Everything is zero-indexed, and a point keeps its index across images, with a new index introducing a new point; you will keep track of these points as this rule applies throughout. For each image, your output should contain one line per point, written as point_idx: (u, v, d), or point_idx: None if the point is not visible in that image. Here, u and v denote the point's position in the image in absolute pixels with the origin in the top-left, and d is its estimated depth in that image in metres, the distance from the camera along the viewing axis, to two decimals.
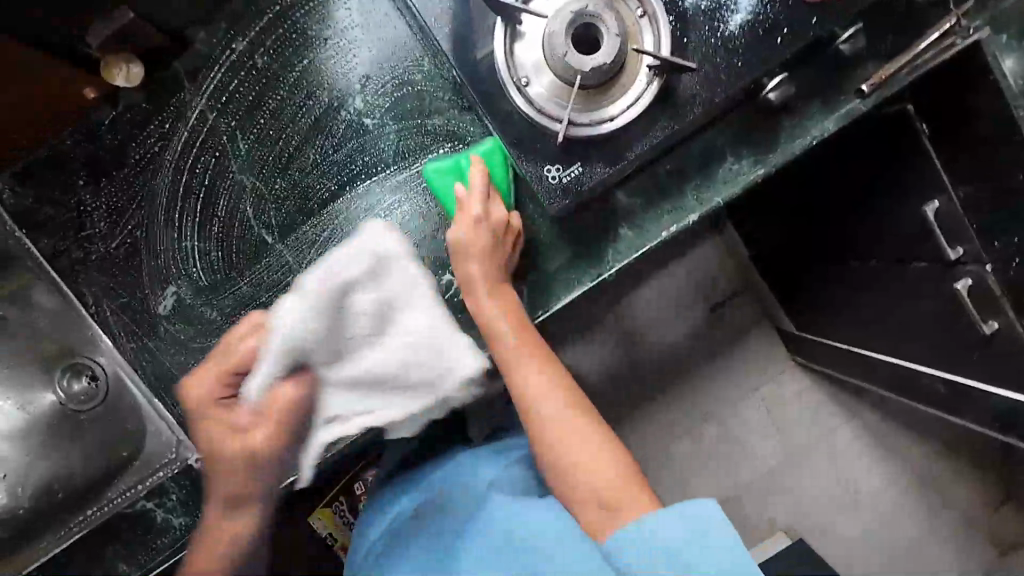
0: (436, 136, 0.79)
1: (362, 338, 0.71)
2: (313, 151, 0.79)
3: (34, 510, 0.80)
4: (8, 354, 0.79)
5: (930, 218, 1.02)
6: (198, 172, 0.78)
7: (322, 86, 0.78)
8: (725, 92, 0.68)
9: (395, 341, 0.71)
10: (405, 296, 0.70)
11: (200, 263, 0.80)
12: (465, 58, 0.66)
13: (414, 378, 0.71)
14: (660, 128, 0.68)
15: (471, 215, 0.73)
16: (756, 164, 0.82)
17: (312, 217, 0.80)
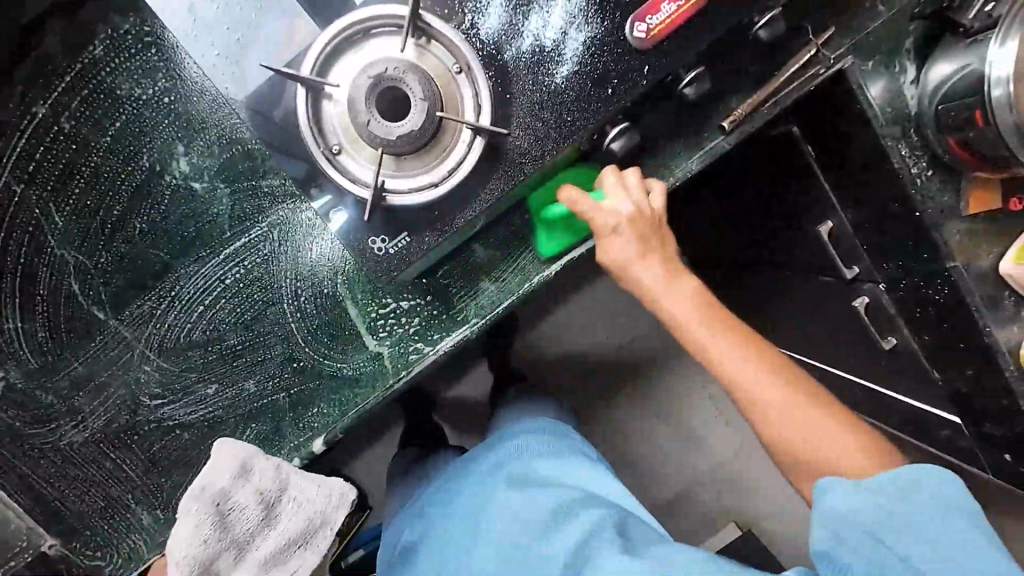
0: (274, 197, 0.74)
1: (242, 537, 0.76)
2: (140, 219, 0.73)
3: None
4: None
5: (824, 239, 0.98)
6: (12, 249, 0.72)
7: (140, 149, 0.72)
8: (557, 148, 0.64)
9: (268, 520, 0.78)
10: (260, 486, 0.75)
11: (28, 345, 0.75)
12: (266, 126, 0.60)
13: (298, 537, 0.80)
14: (489, 191, 0.64)
15: (611, 217, 0.70)
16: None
17: (148, 289, 0.75)
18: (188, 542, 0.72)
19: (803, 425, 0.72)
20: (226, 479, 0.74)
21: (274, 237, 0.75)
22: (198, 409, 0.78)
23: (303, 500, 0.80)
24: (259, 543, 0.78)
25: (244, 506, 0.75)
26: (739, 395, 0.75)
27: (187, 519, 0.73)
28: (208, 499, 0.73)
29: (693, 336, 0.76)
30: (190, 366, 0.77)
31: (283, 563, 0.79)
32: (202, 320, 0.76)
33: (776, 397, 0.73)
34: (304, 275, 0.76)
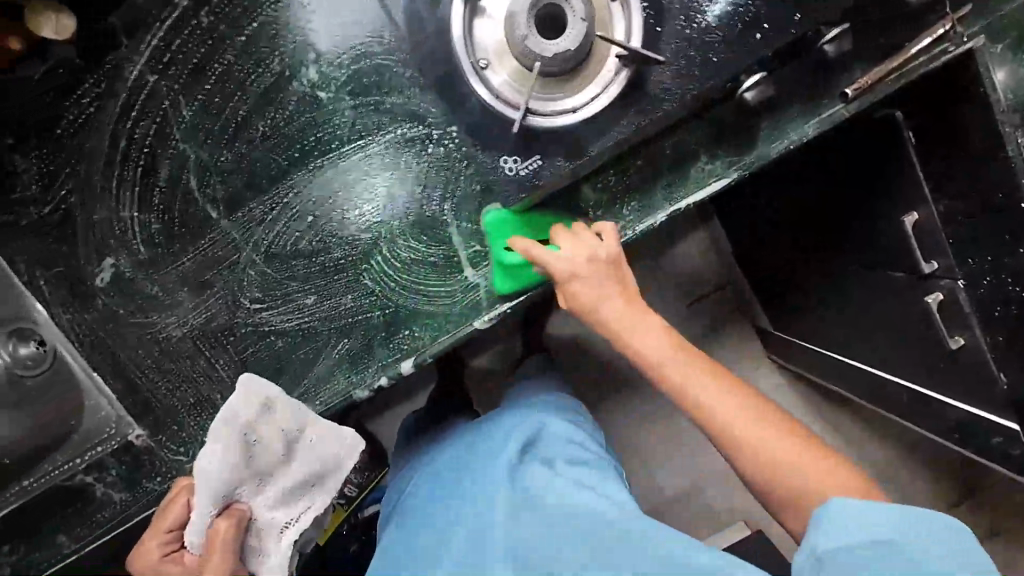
0: (394, 115, 0.75)
1: (262, 471, 0.79)
2: (263, 123, 0.74)
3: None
4: None
5: (908, 231, 0.97)
6: (138, 137, 0.73)
7: (272, 52, 0.72)
8: (699, 88, 0.64)
9: (287, 457, 0.80)
10: (285, 425, 0.78)
11: (141, 235, 0.76)
12: None
13: (313, 476, 0.83)
14: (626, 123, 0.64)
15: (563, 263, 0.72)
16: (730, 167, 0.78)
17: (262, 193, 0.76)
18: (212, 474, 0.75)
19: (759, 428, 0.74)
20: (252, 413, 0.75)
21: (389, 156, 0.76)
22: (295, 317, 0.79)
23: (319, 443, 0.81)
24: (275, 480, 0.81)
25: (270, 442, 0.78)
26: (714, 417, 0.75)
27: (215, 454, 0.75)
28: (235, 438, 0.75)
29: (637, 345, 0.77)
30: (292, 275, 0.78)
31: (296, 496, 0.83)
32: (309, 232, 0.77)
33: (733, 428, 0.75)
34: (413, 198, 0.77)
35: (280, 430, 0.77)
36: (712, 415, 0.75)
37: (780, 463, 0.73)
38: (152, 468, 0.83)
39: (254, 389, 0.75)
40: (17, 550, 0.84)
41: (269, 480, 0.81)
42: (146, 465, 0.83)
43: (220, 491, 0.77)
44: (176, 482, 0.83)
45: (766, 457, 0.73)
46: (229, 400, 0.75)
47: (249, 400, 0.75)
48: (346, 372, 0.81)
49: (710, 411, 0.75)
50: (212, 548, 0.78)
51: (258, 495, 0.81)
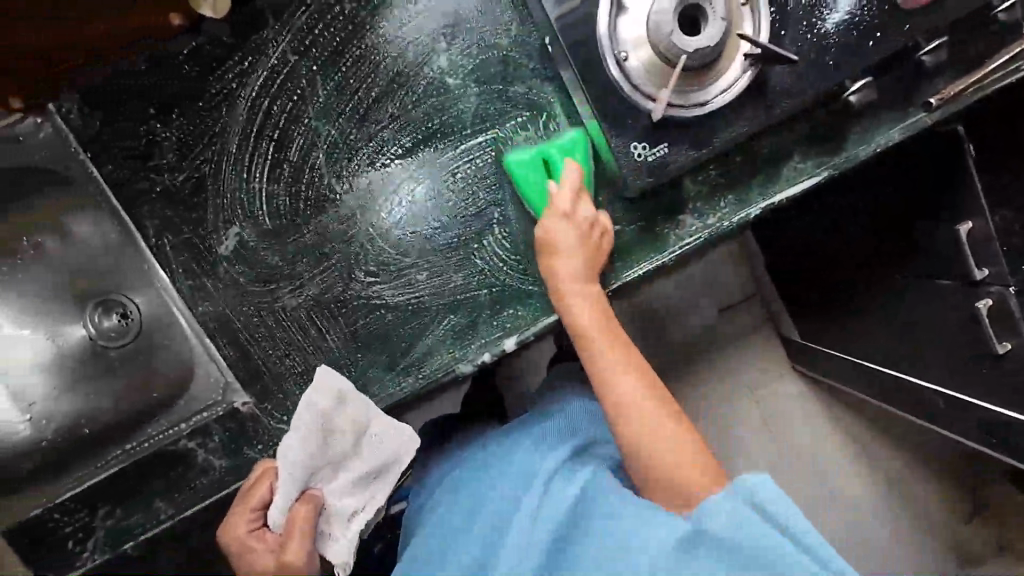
0: (515, 103, 0.80)
1: (333, 464, 0.78)
2: (393, 105, 0.78)
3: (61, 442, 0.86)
4: (41, 295, 0.85)
5: (961, 239, 0.88)
6: (275, 113, 0.77)
7: (408, 39, 0.77)
8: (814, 88, 0.69)
9: (357, 451, 0.79)
10: (356, 418, 0.77)
11: (267, 206, 0.79)
12: (570, 25, 0.67)
13: (379, 468, 0.81)
14: (747, 118, 0.70)
15: (558, 210, 0.76)
16: (820, 167, 0.84)
17: (386, 172, 0.80)
18: (291, 464, 0.74)
19: (656, 429, 0.71)
20: (328, 402, 0.75)
21: (508, 142, 0.80)
22: (406, 291, 0.83)
23: (384, 438, 0.80)
24: (344, 469, 0.79)
25: (342, 434, 0.77)
26: (615, 400, 0.73)
27: (296, 445, 0.74)
28: (310, 432, 0.74)
29: (605, 355, 0.74)
30: (406, 251, 0.82)
31: (364, 487, 0.80)
32: (427, 210, 0.81)
33: (630, 422, 0.72)
34: None
35: (353, 423, 0.77)
36: (621, 409, 0.72)
37: (660, 455, 0.70)
38: (255, 436, 0.85)
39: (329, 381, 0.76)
40: (113, 512, 0.85)
41: (338, 470, 0.79)
42: (249, 432, 0.85)
43: (296, 483, 0.75)
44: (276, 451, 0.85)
45: (654, 457, 0.70)
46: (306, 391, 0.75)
47: (324, 391, 0.75)
48: (450, 348, 0.84)
49: (611, 387, 0.73)
50: (293, 536, 0.74)
51: (330, 486, 0.78)
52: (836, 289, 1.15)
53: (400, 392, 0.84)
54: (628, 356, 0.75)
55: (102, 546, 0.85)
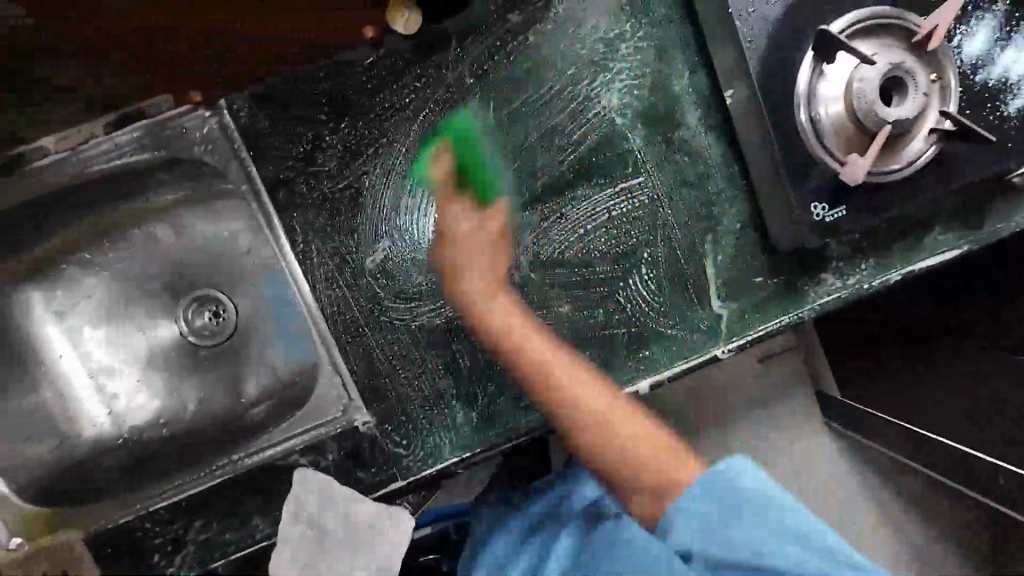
0: (678, 149, 0.80)
1: (333, 561, 0.79)
2: (559, 138, 0.79)
3: (162, 444, 0.91)
4: (188, 300, 0.98)
5: None
6: (443, 132, 0.77)
7: (584, 75, 0.78)
8: (993, 168, 0.70)
9: (354, 545, 0.80)
10: (344, 509, 0.80)
11: (421, 222, 0.78)
12: (766, 83, 0.69)
13: (381, 560, 0.79)
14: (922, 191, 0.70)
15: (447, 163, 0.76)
16: (960, 240, 0.83)
17: (542, 201, 0.79)
18: (288, 567, 0.79)
19: (634, 429, 0.66)
20: (309, 504, 0.79)
21: (665, 185, 0.81)
22: (547, 323, 0.81)
23: (375, 521, 0.80)
24: (345, 572, 0.79)
25: (337, 528, 0.80)
26: (575, 418, 0.68)
27: (289, 542, 0.79)
28: (304, 529, 0.79)
29: (559, 378, 0.69)
30: (552, 282, 0.81)
31: None
32: (578, 245, 0.80)
33: (595, 445, 0.66)
34: (677, 225, 0.81)
35: (342, 514, 0.80)
36: (571, 416, 0.68)
37: (643, 455, 0.64)
38: (370, 457, 0.81)
39: (306, 486, 0.80)
40: (207, 527, 0.80)
41: (339, 573, 0.79)
42: (365, 453, 0.81)
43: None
44: (391, 476, 0.81)
45: (639, 461, 0.65)
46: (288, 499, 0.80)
47: (302, 492, 0.80)
48: None
49: (558, 390, 0.68)
50: None
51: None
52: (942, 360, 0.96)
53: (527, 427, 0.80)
54: (601, 383, 0.70)
55: (190, 562, 0.80)
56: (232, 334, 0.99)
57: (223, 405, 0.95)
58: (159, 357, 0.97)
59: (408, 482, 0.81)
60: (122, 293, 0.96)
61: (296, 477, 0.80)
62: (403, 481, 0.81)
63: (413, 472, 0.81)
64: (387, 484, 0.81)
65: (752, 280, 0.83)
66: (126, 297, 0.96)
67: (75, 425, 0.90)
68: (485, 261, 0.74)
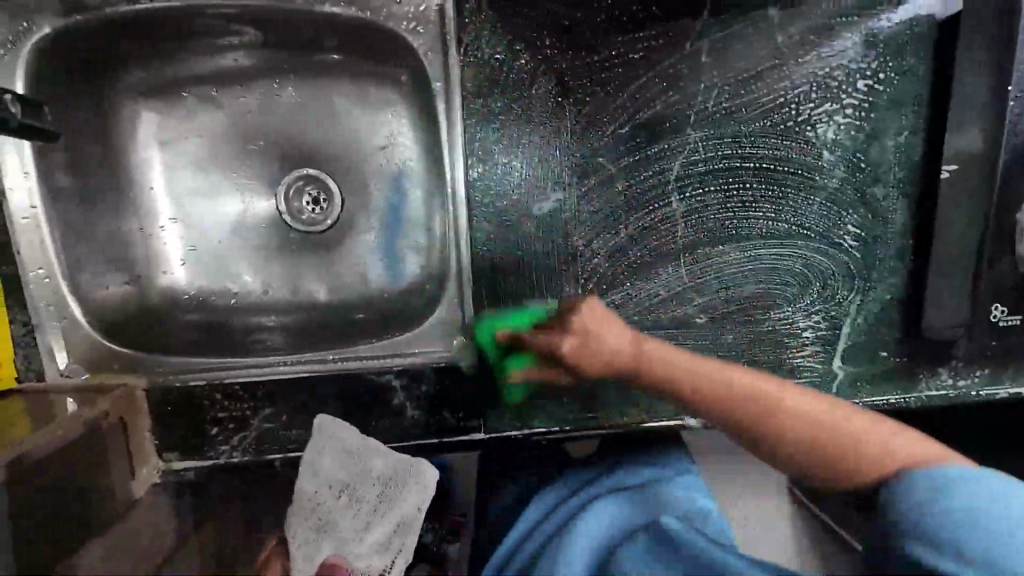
0: (867, 204, 0.78)
1: (350, 519, 0.70)
2: (764, 150, 0.75)
3: (233, 314, 0.87)
4: (298, 178, 0.92)
5: None
6: (658, 101, 0.72)
7: (812, 98, 0.74)
8: None
9: (376, 501, 0.71)
10: (360, 463, 0.74)
11: (600, 186, 0.74)
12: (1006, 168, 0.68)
13: (401, 514, 0.70)
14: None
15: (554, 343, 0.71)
16: None
17: (722, 208, 0.76)
18: (299, 527, 0.71)
19: (797, 399, 0.60)
20: (335, 448, 0.74)
21: (840, 235, 0.79)
22: (678, 328, 0.79)
23: (391, 479, 0.73)
24: (359, 522, 0.70)
25: (357, 484, 0.73)
26: (750, 406, 0.60)
27: (297, 517, 0.72)
28: (322, 485, 0.73)
29: (710, 391, 0.62)
30: (700, 290, 0.78)
31: (383, 546, 0.68)
32: (739, 265, 0.78)
33: (730, 408, 0.60)
34: (833, 277, 0.80)
35: (360, 469, 0.73)
36: (723, 413, 0.61)
37: (775, 420, 0.59)
38: (462, 401, 0.78)
39: (333, 427, 0.75)
40: (273, 418, 0.76)
41: (352, 524, 0.70)
42: (458, 396, 0.78)
43: (305, 553, 0.68)
44: (476, 425, 0.78)
45: (843, 443, 0.57)
46: (313, 441, 0.75)
47: (321, 435, 0.74)
48: None
49: (630, 352, 0.66)
50: None
51: (352, 545, 0.68)
52: None
53: (622, 419, 0.80)
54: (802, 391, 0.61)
55: (244, 447, 0.76)
56: (329, 228, 0.93)
57: (305, 296, 0.90)
58: (249, 226, 0.90)
59: (489, 436, 0.79)
60: (231, 145, 0.88)
61: (322, 421, 0.75)
62: (484, 434, 0.79)
63: (499, 428, 0.79)
64: (470, 431, 0.78)
65: (876, 353, 0.83)
66: (236, 152, 0.89)
67: (153, 267, 0.84)
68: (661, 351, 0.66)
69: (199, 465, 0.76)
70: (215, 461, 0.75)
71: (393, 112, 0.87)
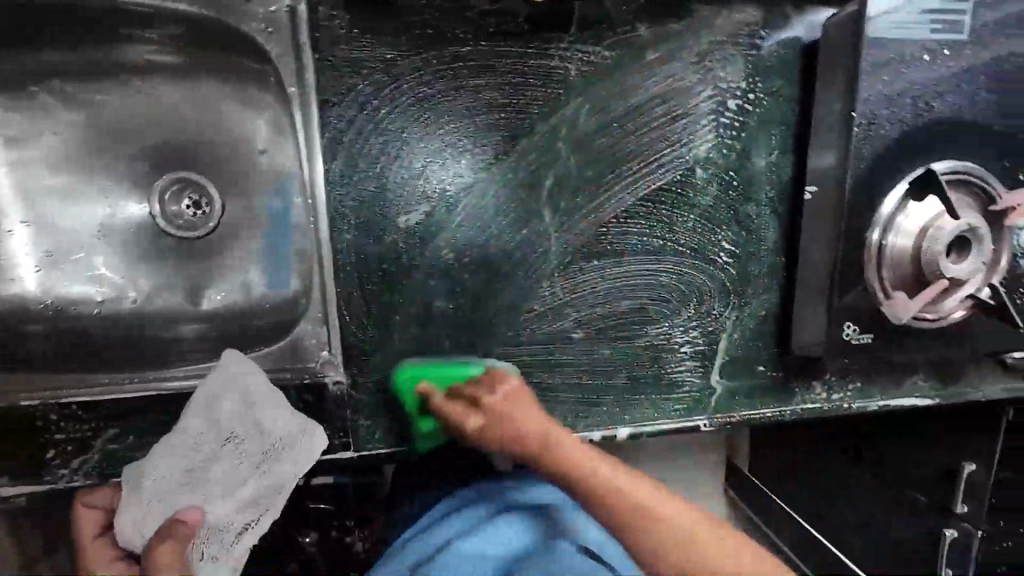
0: (738, 221, 0.79)
1: (225, 469, 0.66)
2: (637, 167, 0.75)
3: (90, 326, 0.81)
4: (170, 182, 0.87)
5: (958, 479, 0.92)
6: (526, 114, 0.71)
7: (682, 116, 0.74)
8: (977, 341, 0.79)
9: (258, 456, 0.66)
10: (256, 407, 0.69)
11: (467, 200, 0.72)
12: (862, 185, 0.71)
13: (281, 475, 0.66)
14: (925, 340, 0.77)
15: (489, 398, 0.65)
16: (934, 392, 0.88)
17: (597, 223, 0.76)
18: (172, 460, 0.67)
19: (717, 547, 0.56)
20: (233, 390, 0.70)
21: (713, 252, 0.80)
22: (554, 344, 0.78)
23: (282, 430, 0.67)
24: (234, 473, 0.66)
25: (246, 435, 0.68)
26: (599, 490, 0.59)
27: (169, 452, 0.68)
28: (211, 424, 0.69)
29: (591, 478, 0.60)
30: (575, 304, 0.77)
31: (247, 504, 0.65)
32: (613, 279, 0.78)
33: (610, 512, 0.58)
34: (708, 292, 0.81)
35: (253, 423, 0.68)
36: (573, 484, 0.61)
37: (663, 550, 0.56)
38: (327, 420, 0.74)
39: (240, 365, 0.72)
40: (121, 439, 0.72)
41: (224, 474, 0.66)
42: (323, 414, 0.74)
43: (172, 491, 0.65)
44: (342, 444, 0.75)
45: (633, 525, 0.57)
46: (218, 372, 0.72)
47: (223, 369, 0.71)
48: (566, 415, 0.80)
49: (576, 482, 0.60)
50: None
51: (216, 498, 0.64)
52: (871, 486, 1.04)
53: None
54: (661, 490, 0.59)
55: (86, 470, 0.71)
56: (204, 235, 0.87)
57: (178, 304, 0.85)
58: (114, 231, 0.84)
59: (358, 454, 0.76)
60: (91, 146, 0.83)
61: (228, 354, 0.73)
62: (353, 452, 0.76)
63: (368, 446, 0.76)
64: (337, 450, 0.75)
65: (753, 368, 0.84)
66: (97, 153, 0.83)
67: None
68: (619, 478, 0.59)
69: (35, 490, 0.71)
70: (53, 485, 0.71)
71: (268, 113, 0.82)
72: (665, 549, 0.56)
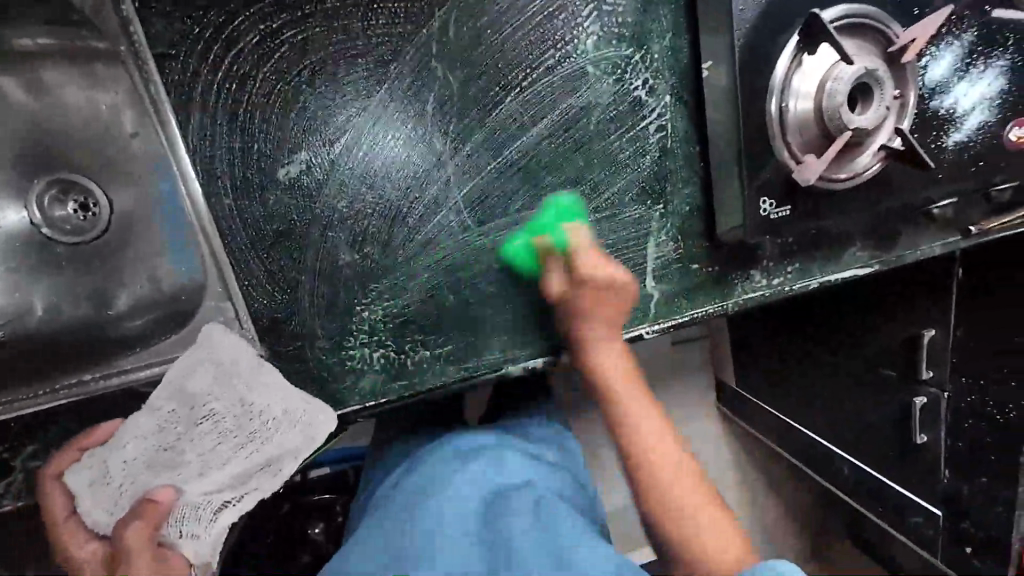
0: (644, 115, 0.75)
1: (208, 450, 0.69)
2: (523, 72, 0.70)
3: None
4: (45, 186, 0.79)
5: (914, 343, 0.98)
6: (389, 33, 0.65)
7: (559, 9, 0.69)
8: (901, 193, 0.78)
9: (241, 438, 0.69)
10: (235, 394, 0.69)
11: (348, 138, 0.67)
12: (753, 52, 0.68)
13: (268, 457, 0.69)
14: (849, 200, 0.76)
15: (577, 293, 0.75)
16: (873, 258, 0.86)
17: (494, 140, 0.71)
18: (147, 438, 0.68)
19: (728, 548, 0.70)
20: (206, 376, 0.69)
21: (625, 152, 0.75)
22: (477, 275, 0.75)
23: (266, 420, 0.70)
24: (217, 456, 0.69)
25: (226, 414, 0.69)
26: (640, 453, 0.76)
27: (139, 433, 0.68)
28: (185, 406, 0.69)
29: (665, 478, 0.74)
30: (490, 232, 0.74)
31: (230, 486, 0.69)
32: (525, 198, 0.74)
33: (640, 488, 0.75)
34: (628, 196, 0.77)
35: (236, 401, 0.69)
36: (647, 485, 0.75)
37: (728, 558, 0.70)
38: None
39: (220, 342, 0.69)
40: (46, 454, 0.69)
41: (207, 459, 0.69)
42: None
43: (155, 467, 0.68)
44: None
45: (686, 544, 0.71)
46: (194, 353, 0.69)
47: (204, 353, 0.69)
48: (505, 347, 0.78)
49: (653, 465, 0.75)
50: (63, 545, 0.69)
51: (196, 478, 0.68)
52: None
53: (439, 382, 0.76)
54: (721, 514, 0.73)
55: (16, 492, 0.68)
56: (99, 237, 0.80)
57: (81, 314, 0.78)
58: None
59: None
60: None
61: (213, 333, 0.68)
62: None
63: None
64: None
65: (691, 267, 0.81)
66: None
67: None
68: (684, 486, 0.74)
69: None
70: None
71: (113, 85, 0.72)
72: (680, 520, 0.72)
